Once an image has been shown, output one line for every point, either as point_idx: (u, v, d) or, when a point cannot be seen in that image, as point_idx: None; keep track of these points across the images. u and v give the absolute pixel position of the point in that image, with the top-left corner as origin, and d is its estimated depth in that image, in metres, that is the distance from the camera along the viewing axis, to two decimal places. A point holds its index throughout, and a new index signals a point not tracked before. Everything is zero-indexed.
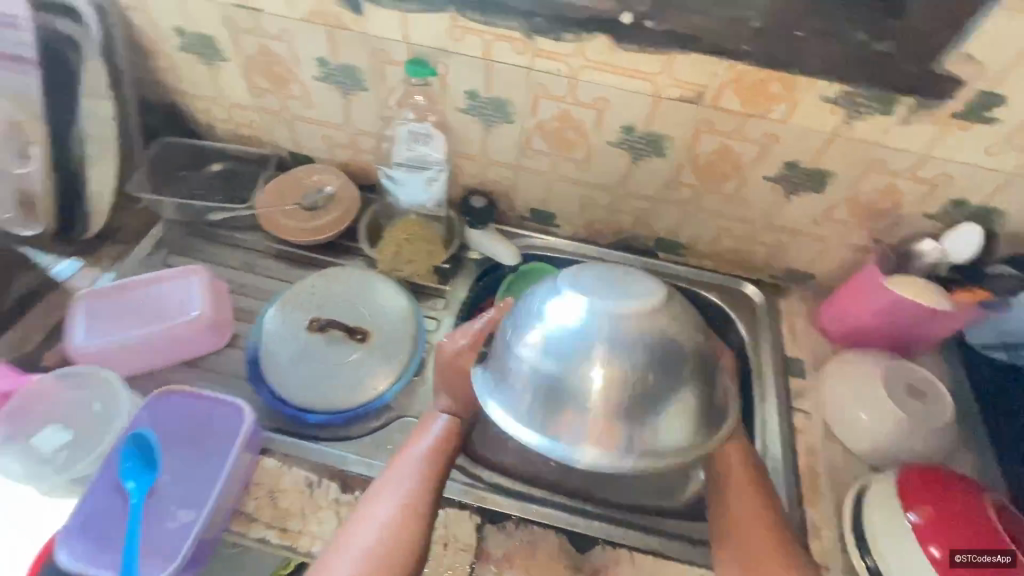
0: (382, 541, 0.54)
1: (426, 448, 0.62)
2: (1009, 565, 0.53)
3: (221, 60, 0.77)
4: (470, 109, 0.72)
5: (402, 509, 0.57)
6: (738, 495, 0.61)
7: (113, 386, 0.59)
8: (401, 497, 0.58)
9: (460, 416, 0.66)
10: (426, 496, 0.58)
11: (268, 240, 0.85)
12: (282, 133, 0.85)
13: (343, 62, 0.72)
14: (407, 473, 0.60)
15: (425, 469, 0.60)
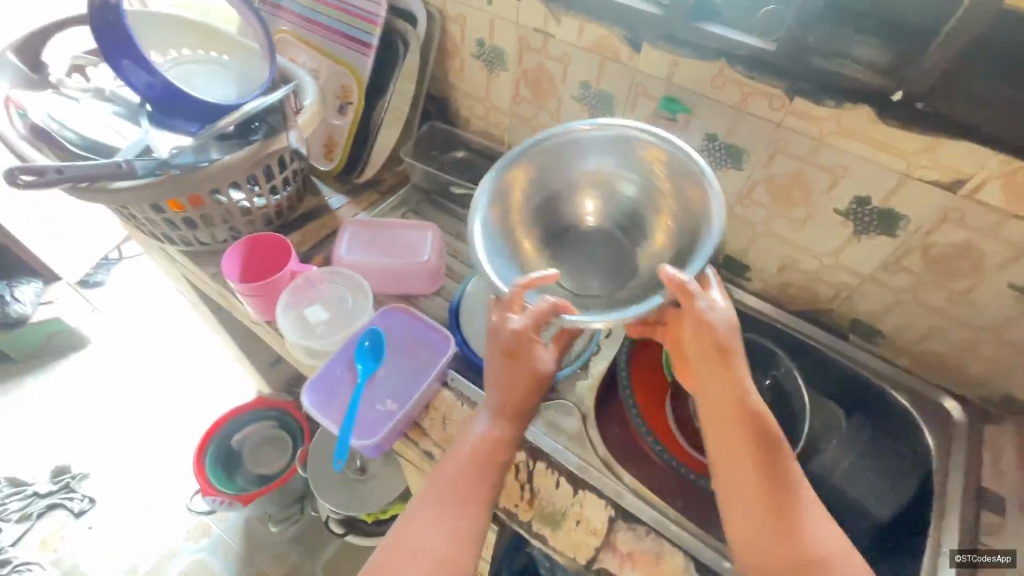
0: (421, 531, 0.58)
1: (478, 437, 0.62)
2: (1006, 562, 0.62)
3: (499, 70, 0.93)
4: (704, 149, 0.79)
5: (439, 500, 0.59)
6: (748, 511, 0.56)
7: (367, 294, 0.74)
8: (443, 484, 0.60)
9: (497, 422, 0.62)
10: (470, 490, 0.59)
11: None
12: (524, 138, 1.00)
13: (602, 89, 0.83)
14: (456, 461, 0.62)
15: (472, 457, 0.61)
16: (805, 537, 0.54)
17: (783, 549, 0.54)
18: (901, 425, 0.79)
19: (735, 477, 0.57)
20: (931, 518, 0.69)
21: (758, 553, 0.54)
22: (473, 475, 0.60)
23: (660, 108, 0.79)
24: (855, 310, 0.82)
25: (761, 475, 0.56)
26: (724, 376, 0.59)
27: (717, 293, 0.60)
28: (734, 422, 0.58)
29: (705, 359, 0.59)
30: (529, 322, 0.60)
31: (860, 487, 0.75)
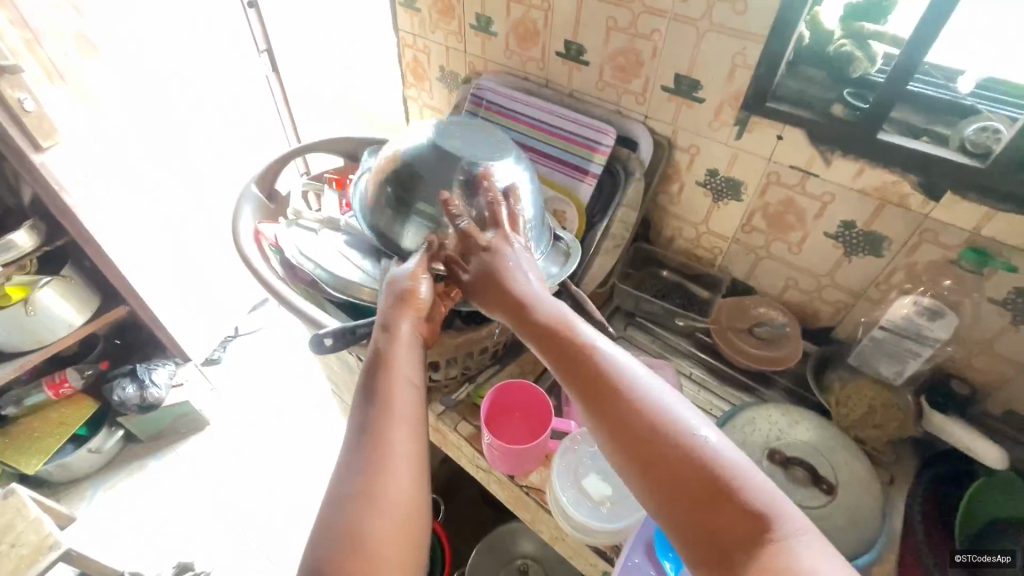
0: (354, 467, 0.46)
1: (380, 353, 0.55)
2: (1006, 562, 0.68)
3: (730, 199, 0.89)
4: (1007, 302, 0.71)
5: (364, 425, 0.49)
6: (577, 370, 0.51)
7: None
8: (364, 409, 0.50)
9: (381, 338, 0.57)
10: (391, 410, 0.50)
11: (701, 349, 0.94)
12: (742, 264, 0.95)
13: (872, 230, 0.77)
14: (368, 383, 0.52)
15: (376, 368, 0.53)
16: (666, 435, 0.45)
17: (667, 448, 0.45)
18: None
19: (594, 389, 0.50)
20: None
21: (647, 461, 0.45)
22: (377, 381, 0.52)
23: (961, 258, 0.71)
24: None
25: (589, 370, 0.50)
26: (506, 277, 0.59)
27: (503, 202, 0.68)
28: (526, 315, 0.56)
29: (491, 271, 0.60)
30: (420, 271, 0.62)
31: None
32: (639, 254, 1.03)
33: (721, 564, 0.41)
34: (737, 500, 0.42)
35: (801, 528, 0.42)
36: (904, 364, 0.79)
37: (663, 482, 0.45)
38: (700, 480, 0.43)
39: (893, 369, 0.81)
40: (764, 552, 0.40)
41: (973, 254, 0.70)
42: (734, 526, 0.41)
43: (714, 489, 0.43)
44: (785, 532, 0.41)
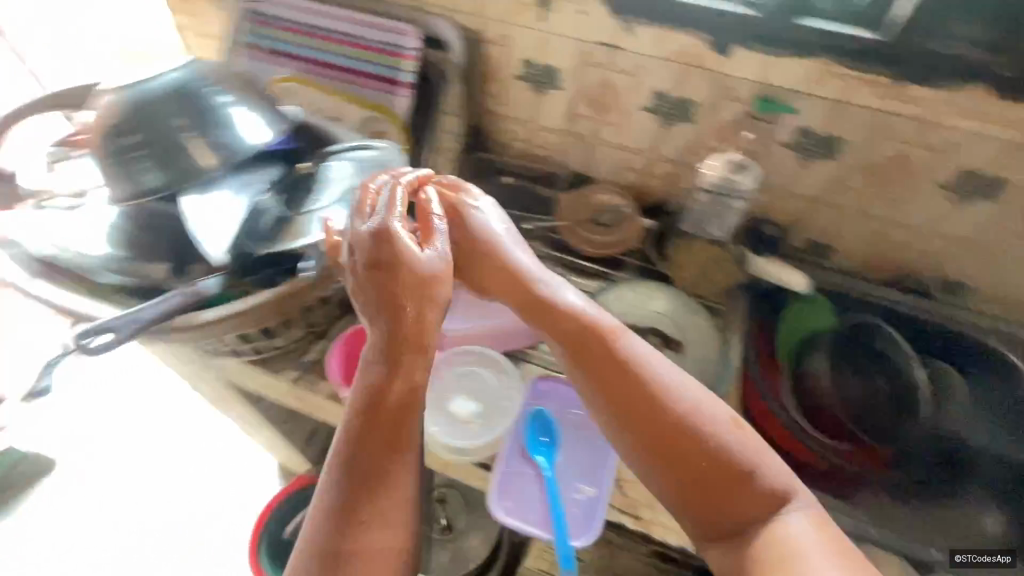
0: (354, 503, 0.52)
1: (364, 388, 0.56)
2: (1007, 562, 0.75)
3: (552, 89, 0.86)
4: (797, 144, 0.78)
5: (359, 465, 0.53)
6: (678, 391, 0.56)
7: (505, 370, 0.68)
8: (355, 449, 0.54)
9: (369, 362, 0.56)
10: (380, 448, 0.53)
11: (554, 249, 0.94)
12: (577, 155, 0.94)
13: (681, 97, 0.79)
14: (355, 418, 0.54)
15: (362, 400, 0.55)
16: (692, 423, 0.54)
17: (682, 431, 0.54)
18: None
19: (604, 376, 0.57)
20: None
21: (667, 451, 0.54)
22: (362, 418, 0.54)
23: (755, 111, 0.76)
24: (942, 270, 0.85)
25: (617, 365, 0.57)
26: (520, 275, 0.62)
27: (410, 176, 0.64)
28: (552, 319, 0.61)
29: (493, 256, 0.63)
30: (394, 214, 0.58)
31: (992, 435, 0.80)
32: (477, 164, 0.98)
33: (726, 533, 0.53)
34: (737, 468, 0.53)
35: (792, 500, 0.53)
36: (726, 222, 0.83)
37: (670, 467, 0.54)
38: (702, 457, 0.53)
39: (722, 228, 0.84)
40: (750, 522, 0.53)
41: (764, 102, 0.75)
42: (726, 491, 0.53)
43: (717, 465, 0.53)
44: (782, 509, 0.53)
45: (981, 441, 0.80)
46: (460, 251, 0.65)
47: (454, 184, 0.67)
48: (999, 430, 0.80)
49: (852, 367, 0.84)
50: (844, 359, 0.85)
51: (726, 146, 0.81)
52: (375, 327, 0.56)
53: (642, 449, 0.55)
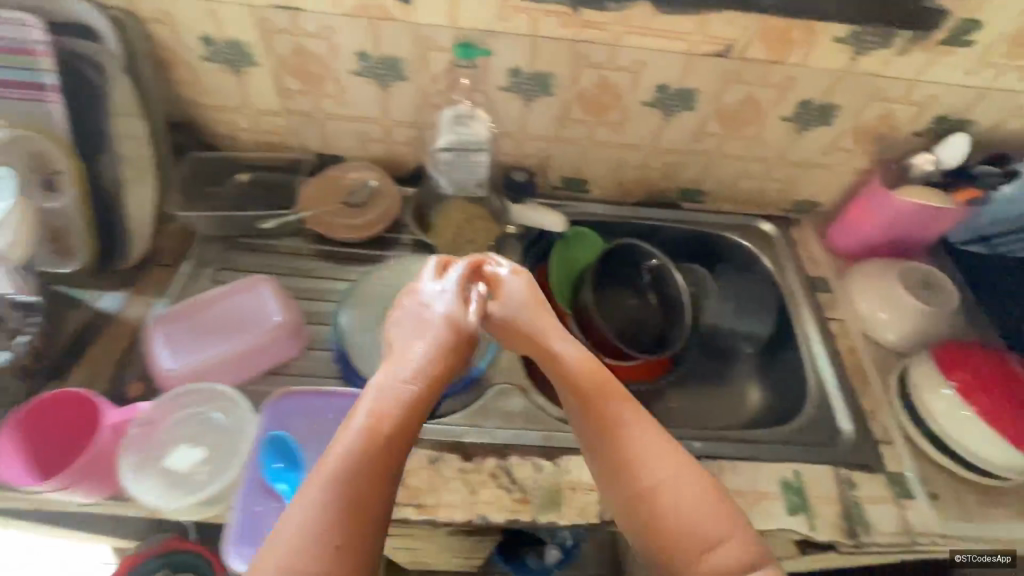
0: (339, 540, 0.40)
1: (370, 417, 0.46)
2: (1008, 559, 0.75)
3: (250, 65, 0.76)
4: (513, 86, 0.76)
5: (361, 490, 0.42)
6: (652, 434, 0.51)
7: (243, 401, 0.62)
8: (345, 478, 0.42)
9: (381, 408, 0.47)
10: (383, 476, 0.44)
11: (314, 242, 0.86)
12: (313, 135, 0.86)
13: (385, 54, 0.74)
14: (354, 448, 0.44)
15: (392, 429, 0.46)
16: (643, 442, 0.50)
17: (628, 453, 0.50)
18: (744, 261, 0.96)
19: (603, 420, 0.52)
20: (793, 321, 0.86)
21: (635, 502, 0.49)
22: (388, 447, 0.45)
23: (457, 58, 0.72)
24: (681, 182, 0.91)
25: (622, 399, 0.53)
26: (540, 337, 0.59)
27: (456, 270, 0.64)
28: (574, 357, 0.56)
29: (547, 323, 0.60)
30: (461, 290, 0.62)
31: (734, 318, 0.91)
32: (206, 165, 0.86)
33: None
34: (689, 484, 0.48)
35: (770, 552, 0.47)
36: (476, 175, 0.83)
37: (641, 518, 0.48)
38: (653, 486, 0.49)
39: (474, 181, 0.84)
40: None
41: (464, 48, 0.71)
42: (679, 520, 0.47)
43: (663, 485, 0.48)
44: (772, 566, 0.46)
45: (729, 322, 0.91)
46: (490, 322, 0.62)
47: (498, 258, 0.66)
48: (739, 312, 0.91)
49: (617, 284, 0.92)
50: (610, 277, 0.92)
51: (450, 98, 0.78)
52: (417, 392, 0.50)
53: (682, 466, 0.49)
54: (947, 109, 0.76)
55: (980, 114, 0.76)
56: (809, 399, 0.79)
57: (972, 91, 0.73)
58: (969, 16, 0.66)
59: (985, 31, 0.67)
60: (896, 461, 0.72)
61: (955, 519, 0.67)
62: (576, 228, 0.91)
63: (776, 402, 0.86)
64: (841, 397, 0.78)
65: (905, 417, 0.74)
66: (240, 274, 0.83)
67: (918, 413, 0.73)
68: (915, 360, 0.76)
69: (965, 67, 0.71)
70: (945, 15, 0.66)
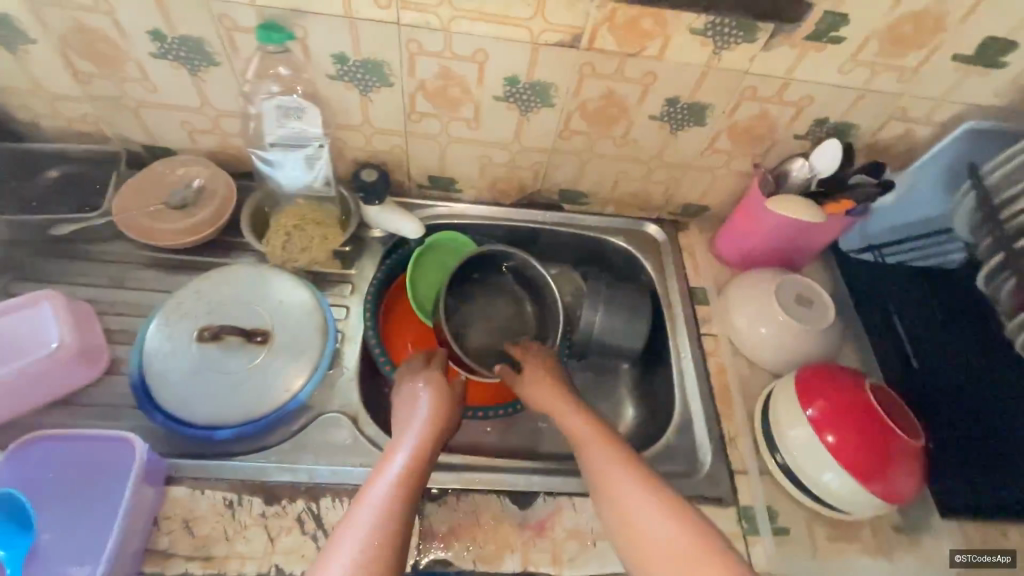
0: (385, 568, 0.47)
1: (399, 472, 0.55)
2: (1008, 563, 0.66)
3: (26, 43, 0.65)
4: (342, 75, 0.67)
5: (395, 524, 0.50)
6: (651, 498, 0.55)
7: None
8: (385, 516, 0.50)
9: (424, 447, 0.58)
10: (405, 517, 0.51)
11: (134, 248, 0.76)
12: (129, 124, 0.75)
13: (182, 34, 0.63)
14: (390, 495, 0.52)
15: (418, 479, 0.55)
16: (625, 490, 0.57)
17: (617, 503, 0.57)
18: (628, 267, 0.89)
19: (610, 477, 0.58)
20: (668, 336, 0.81)
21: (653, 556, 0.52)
22: (413, 496, 0.53)
23: (261, 42, 0.61)
24: (556, 182, 0.83)
25: (605, 452, 0.61)
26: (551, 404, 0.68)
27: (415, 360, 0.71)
28: (574, 418, 0.65)
29: (550, 395, 0.69)
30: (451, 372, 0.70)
31: (613, 336, 0.80)
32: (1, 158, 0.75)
33: None
34: (677, 523, 0.53)
35: None
36: (318, 172, 0.75)
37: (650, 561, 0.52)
38: (650, 542, 0.53)
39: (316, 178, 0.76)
40: None
41: (266, 32, 0.60)
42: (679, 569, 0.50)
43: (650, 529, 0.53)
44: None
45: (608, 338, 0.80)
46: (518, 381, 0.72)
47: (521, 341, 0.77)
48: (617, 332, 0.80)
49: (491, 293, 0.85)
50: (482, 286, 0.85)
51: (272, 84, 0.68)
52: (427, 448, 0.59)
53: (666, 508, 0.54)
54: (824, 110, 0.69)
55: (860, 116, 0.70)
56: (672, 422, 0.75)
57: (849, 91, 0.66)
58: (836, 9, 0.58)
59: (853, 26, 0.60)
60: (748, 491, 0.68)
61: (799, 555, 0.65)
62: (437, 235, 0.82)
63: (648, 420, 0.82)
64: (705, 420, 0.73)
65: (762, 444, 0.70)
66: (41, 284, 0.73)
67: (774, 441, 0.69)
68: (782, 381, 0.72)
69: (838, 66, 0.64)
70: (807, 6, 0.58)
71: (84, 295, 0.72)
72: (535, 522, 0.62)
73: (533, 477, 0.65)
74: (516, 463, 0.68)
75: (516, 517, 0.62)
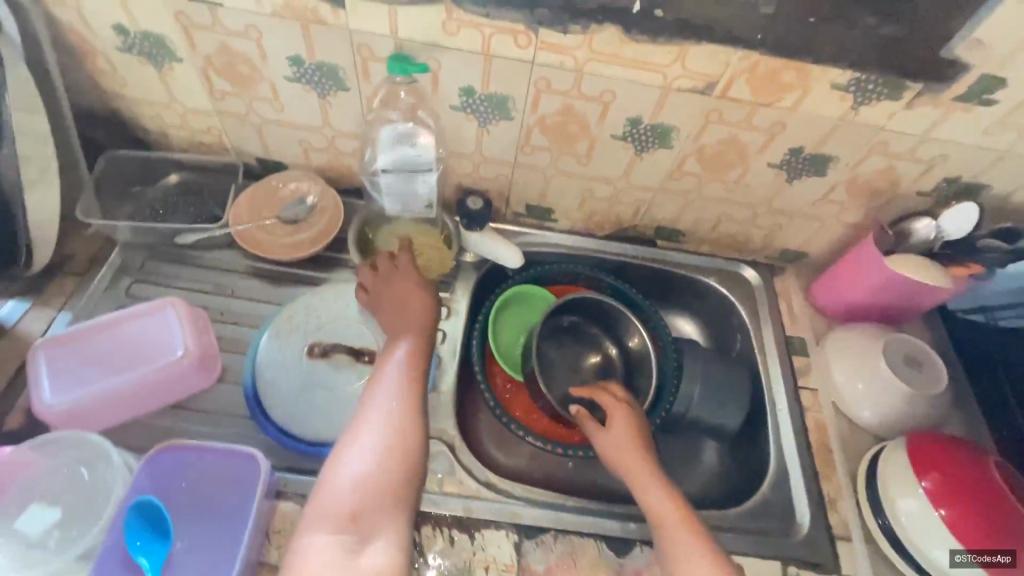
0: (403, 474, 0.53)
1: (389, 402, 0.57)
2: (1010, 565, 0.57)
3: (173, 61, 0.68)
4: (465, 106, 0.68)
5: (395, 456, 0.54)
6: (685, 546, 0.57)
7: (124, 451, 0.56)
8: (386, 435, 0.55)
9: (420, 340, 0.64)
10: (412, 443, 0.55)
11: (245, 258, 0.79)
12: (250, 139, 0.78)
13: (320, 61, 0.65)
14: (389, 409, 0.57)
15: (409, 387, 0.59)
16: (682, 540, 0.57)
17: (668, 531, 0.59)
18: (719, 308, 0.88)
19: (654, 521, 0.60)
20: (762, 385, 0.79)
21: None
22: (410, 412, 0.57)
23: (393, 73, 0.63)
24: (656, 219, 0.82)
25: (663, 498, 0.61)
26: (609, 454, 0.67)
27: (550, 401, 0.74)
28: (647, 487, 0.62)
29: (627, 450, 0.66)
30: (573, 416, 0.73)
31: (708, 405, 0.77)
32: (131, 164, 0.79)
33: None
34: None
35: None
36: (420, 196, 0.74)
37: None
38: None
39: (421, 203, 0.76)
40: None
41: (396, 64, 0.61)
42: None
43: None
44: None
45: (703, 406, 0.77)
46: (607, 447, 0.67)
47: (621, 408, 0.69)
48: (713, 399, 0.77)
49: (575, 341, 0.85)
50: (568, 331, 0.85)
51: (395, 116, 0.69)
52: (416, 355, 0.63)
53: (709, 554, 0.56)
54: (957, 170, 0.67)
55: (994, 178, 0.67)
56: (767, 479, 0.73)
57: (988, 153, 0.64)
58: (994, 73, 0.56)
59: (1008, 90, 0.57)
60: (851, 560, 0.66)
61: None
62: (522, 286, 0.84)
63: (734, 468, 0.80)
64: (804, 477, 0.71)
65: (867, 510, 0.68)
66: (159, 288, 0.76)
67: (882, 507, 0.66)
68: (889, 446, 0.69)
69: (982, 129, 0.61)
70: (963, 69, 0.56)
71: (198, 302, 0.75)
72: (631, 570, 0.61)
73: (629, 524, 0.64)
74: (609, 507, 0.67)
75: (612, 563, 0.62)
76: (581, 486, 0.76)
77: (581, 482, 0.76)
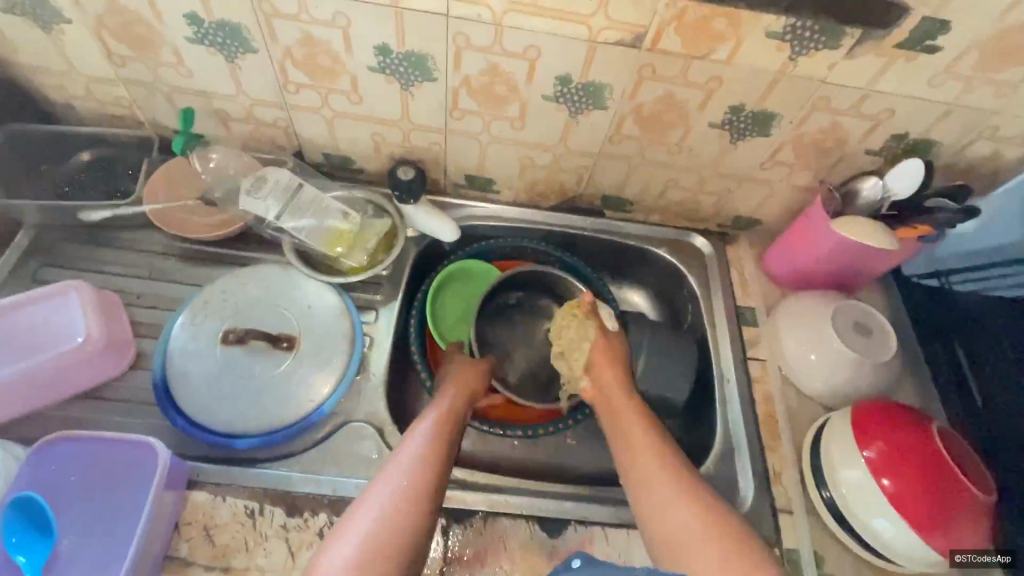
0: (417, 520, 0.50)
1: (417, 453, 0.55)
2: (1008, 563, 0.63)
3: (61, 22, 0.62)
4: (384, 67, 0.63)
5: (416, 498, 0.51)
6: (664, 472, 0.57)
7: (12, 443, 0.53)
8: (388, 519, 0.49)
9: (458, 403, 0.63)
10: (433, 493, 0.52)
11: (164, 239, 0.74)
12: (162, 109, 0.72)
13: (219, 19, 0.60)
14: (410, 469, 0.53)
15: (432, 459, 0.55)
16: (660, 485, 0.56)
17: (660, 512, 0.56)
18: (671, 280, 0.85)
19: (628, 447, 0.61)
20: (711, 357, 0.76)
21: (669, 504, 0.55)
22: (437, 466, 0.55)
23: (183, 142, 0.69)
24: (601, 188, 0.79)
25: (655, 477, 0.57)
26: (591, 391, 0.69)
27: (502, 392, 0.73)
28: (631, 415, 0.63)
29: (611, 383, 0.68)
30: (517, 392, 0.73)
31: (654, 381, 0.74)
32: (34, 139, 0.73)
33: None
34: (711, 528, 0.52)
35: None
36: (333, 208, 0.72)
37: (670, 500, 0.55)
38: (675, 509, 0.54)
39: (321, 196, 0.72)
40: None
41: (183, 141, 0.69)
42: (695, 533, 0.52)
43: (679, 517, 0.53)
44: None
45: (651, 384, 0.74)
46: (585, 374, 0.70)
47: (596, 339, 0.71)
48: (659, 374, 0.74)
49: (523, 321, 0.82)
50: (514, 307, 0.83)
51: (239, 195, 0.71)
52: (446, 426, 0.59)
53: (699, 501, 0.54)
54: (904, 125, 0.63)
55: (943, 133, 0.63)
56: (712, 453, 0.71)
57: (935, 106, 0.60)
58: (936, 16, 0.52)
59: (951, 34, 0.53)
60: (793, 533, 0.65)
61: None
62: (459, 262, 0.80)
63: (684, 443, 0.78)
64: (749, 450, 0.69)
65: (811, 482, 0.66)
66: (69, 271, 0.71)
67: (825, 478, 0.64)
68: (835, 415, 0.67)
69: (928, 79, 0.58)
70: (903, 11, 0.52)
71: (112, 285, 0.71)
72: (564, 551, 0.59)
73: (565, 504, 0.62)
74: (548, 487, 0.65)
75: (545, 545, 0.59)
76: (525, 468, 0.73)
77: (525, 461, 0.74)
